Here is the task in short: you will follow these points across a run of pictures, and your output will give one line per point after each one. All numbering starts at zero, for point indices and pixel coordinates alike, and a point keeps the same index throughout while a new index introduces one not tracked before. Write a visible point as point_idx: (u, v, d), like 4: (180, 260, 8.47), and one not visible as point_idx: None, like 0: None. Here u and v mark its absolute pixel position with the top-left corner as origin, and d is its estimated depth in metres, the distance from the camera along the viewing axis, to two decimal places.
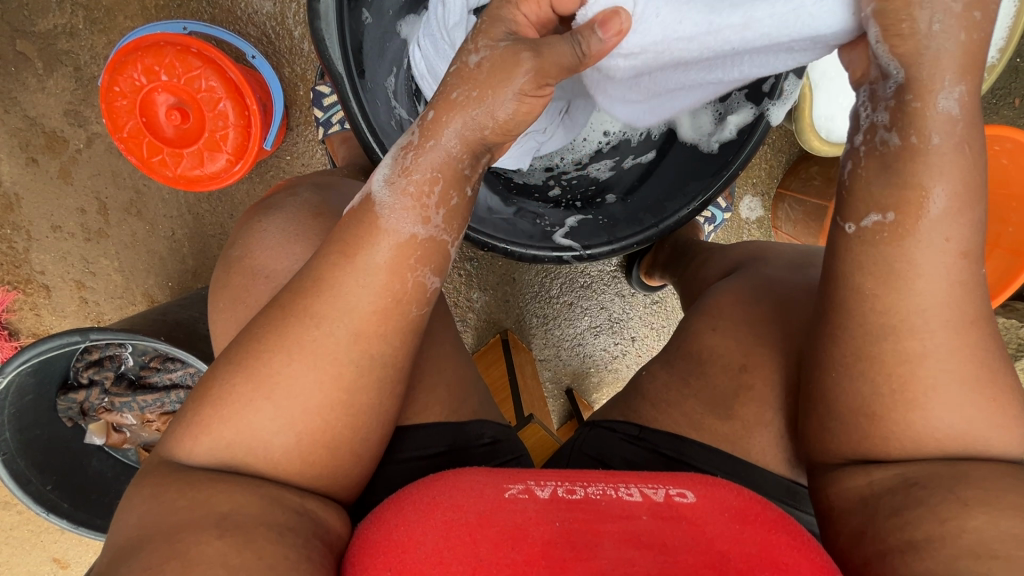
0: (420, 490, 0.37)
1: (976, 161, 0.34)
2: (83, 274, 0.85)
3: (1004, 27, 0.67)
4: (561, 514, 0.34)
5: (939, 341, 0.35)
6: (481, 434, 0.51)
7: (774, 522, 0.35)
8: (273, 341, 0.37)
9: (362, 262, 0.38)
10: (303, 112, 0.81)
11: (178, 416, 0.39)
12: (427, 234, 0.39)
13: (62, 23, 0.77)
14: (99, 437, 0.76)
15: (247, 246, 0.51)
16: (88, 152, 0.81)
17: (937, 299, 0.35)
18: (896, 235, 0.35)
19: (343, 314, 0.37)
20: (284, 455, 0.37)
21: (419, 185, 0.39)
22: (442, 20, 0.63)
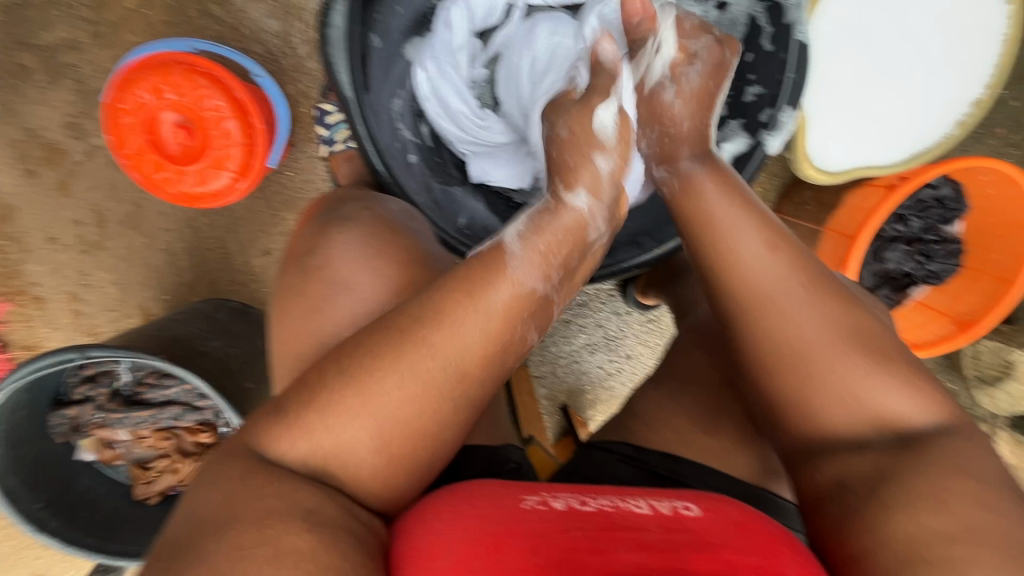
0: (440, 499, 0.40)
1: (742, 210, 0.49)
2: (77, 286, 0.84)
3: (990, 64, 0.70)
4: (576, 522, 0.37)
5: (812, 303, 0.45)
6: (508, 458, 0.53)
7: (776, 536, 0.38)
8: (387, 361, 0.41)
9: (484, 304, 0.42)
10: (306, 129, 0.82)
11: (267, 411, 0.42)
12: (543, 290, 0.45)
13: (66, 36, 0.77)
14: (90, 454, 0.76)
15: (330, 255, 0.55)
16: (88, 165, 0.81)
17: (771, 275, 0.46)
18: (710, 246, 0.49)
19: (460, 353, 0.41)
20: (372, 471, 0.41)
21: (548, 247, 0.46)
22: (448, 43, 0.71)
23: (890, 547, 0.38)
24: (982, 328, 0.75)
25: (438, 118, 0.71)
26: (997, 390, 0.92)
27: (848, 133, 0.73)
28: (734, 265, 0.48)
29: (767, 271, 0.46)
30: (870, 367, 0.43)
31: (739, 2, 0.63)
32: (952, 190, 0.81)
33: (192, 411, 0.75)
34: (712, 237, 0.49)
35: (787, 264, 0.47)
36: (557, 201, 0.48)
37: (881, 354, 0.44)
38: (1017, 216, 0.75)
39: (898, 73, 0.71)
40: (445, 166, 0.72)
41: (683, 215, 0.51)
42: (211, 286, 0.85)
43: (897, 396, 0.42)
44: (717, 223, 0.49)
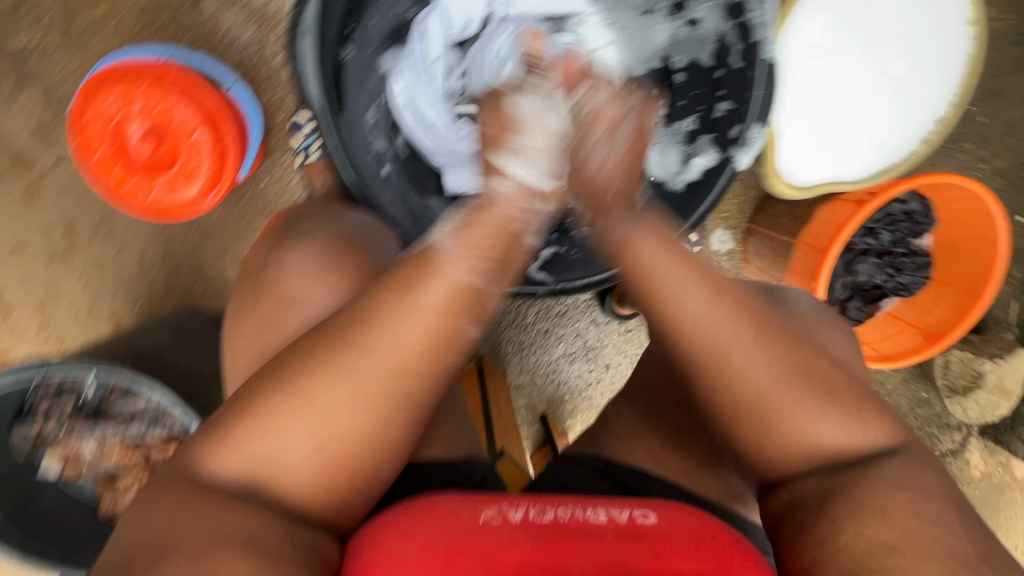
0: (395, 517, 0.40)
1: (690, 272, 0.48)
2: (44, 296, 0.82)
3: (954, 82, 0.72)
4: (532, 535, 0.38)
5: (756, 342, 0.45)
6: (474, 471, 0.53)
7: (731, 542, 0.39)
8: (321, 369, 0.40)
9: (417, 301, 0.41)
10: (282, 138, 0.81)
11: (207, 428, 0.41)
12: (478, 284, 0.44)
13: (34, 42, 0.76)
14: (54, 468, 0.73)
15: (280, 270, 0.56)
16: (56, 172, 0.79)
17: (714, 319, 0.46)
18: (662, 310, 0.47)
19: (394, 350, 0.41)
20: (310, 480, 0.40)
21: (478, 240, 0.45)
22: (423, 56, 0.71)
23: (843, 558, 0.38)
24: (948, 340, 0.77)
25: (414, 130, 0.71)
26: (966, 400, 0.94)
27: (818, 150, 0.74)
28: (685, 326, 0.46)
29: (713, 320, 0.46)
30: (807, 390, 0.44)
31: (708, 20, 0.63)
32: (920, 205, 0.83)
33: (158, 426, 0.74)
34: (663, 298, 0.47)
35: (731, 311, 0.46)
36: (485, 198, 0.48)
37: (810, 359, 0.46)
38: (980, 230, 0.77)
39: (865, 91, 0.73)
40: (423, 178, 0.71)
41: (632, 280, 0.50)
42: (183, 296, 0.84)
43: (838, 402, 0.44)
44: (660, 275, 0.48)
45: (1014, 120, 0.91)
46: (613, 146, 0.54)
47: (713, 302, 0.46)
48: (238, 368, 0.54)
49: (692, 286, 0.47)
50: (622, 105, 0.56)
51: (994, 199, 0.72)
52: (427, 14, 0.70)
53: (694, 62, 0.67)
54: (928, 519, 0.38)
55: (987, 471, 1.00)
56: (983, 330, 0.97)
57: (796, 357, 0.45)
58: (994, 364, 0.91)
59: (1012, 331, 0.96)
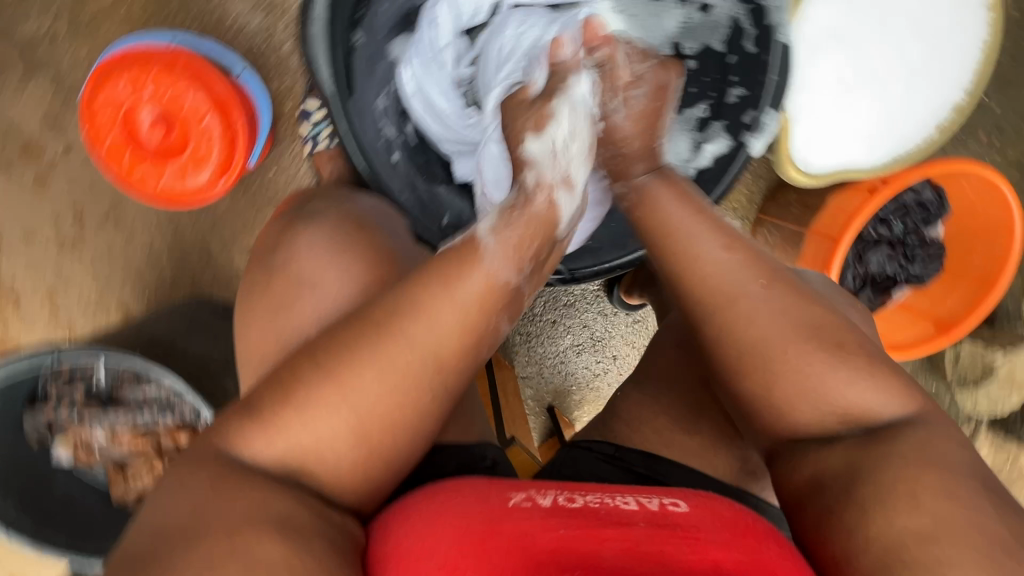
0: (424, 501, 0.40)
1: (709, 227, 0.49)
2: (55, 284, 0.82)
3: (970, 68, 0.71)
4: (564, 521, 0.37)
5: (766, 291, 0.46)
6: (485, 456, 0.53)
7: (764, 532, 0.38)
8: (365, 354, 0.41)
9: (461, 294, 0.43)
10: (290, 127, 0.81)
11: (230, 416, 0.42)
12: (515, 281, 0.45)
13: (44, 29, 0.76)
14: (66, 454, 0.74)
15: (292, 253, 0.55)
16: (66, 160, 0.79)
17: (731, 270, 0.47)
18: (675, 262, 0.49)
19: (439, 343, 0.42)
20: (349, 463, 0.40)
21: (520, 239, 0.46)
22: (432, 43, 0.70)
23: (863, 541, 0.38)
24: (959, 332, 0.77)
25: (423, 117, 0.71)
26: (976, 392, 0.95)
27: (831, 137, 0.73)
28: (699, 275, 0.47)
29: (727, 271, 0.47)
30: (823, 343, 0.44)
31: (721, 5, 0.63)
32: (935, 195, 0.81)
33: (170, 412, 0.74)
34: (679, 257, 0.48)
35: (746, 260, 0.47)
36: (524, 195, 0.49)
37: (830, 323, 0.46)
38: (995, 218, 0.76)
39: (879, 78, 0.72)
40: (431, 166, 0.72)
41: (646, 227, 0.52)
42: (193, 285, 0.84)
43: (847, 357, 0.44)
44: (676, 234, 0.49)
45: None
46: (635, 96, 0.56)
47: (730, 247, 0.48)
48: (250, 353, 0.54)
49: (709, 232, 0.49)
50: (647, 63, 0.57)
51: (1010, 186, 0.72)
52: (436, 1, 0.69)
53: (707, 48, 0.66)
54: (948, 503, 0.38)
55: (999, 465, 0.98)
56: (995, 321, 0.96)
57: (805, 309, 0.46)
58: (1005, 356, 0.92)
59: None
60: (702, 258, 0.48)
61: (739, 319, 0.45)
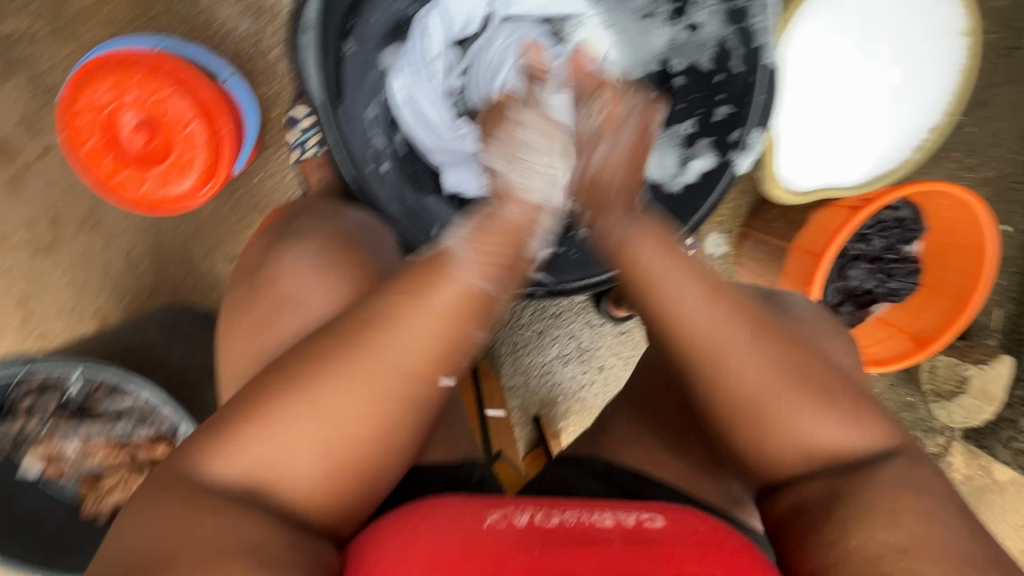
0: (398, 521, 0.39)
1: (692, 271, 0.47)
2: (27, 291, 0.80)
3: (948, 92, 0.73)
4: (540, 542, 0.37)
5: (751, 345, 0.45)
6: (472, 473, 0.52)
7: (738, 547, 0.39)
8: (333, 366, 0.40)
9: (427, 305, 0.41)
10: (277, 134, 0.80)
11: (208, 429, 0.41)
12: (489, 289, 0.43)
13: (22, 29, 0.74)
14: (36, 467, 0.72)
15: (278, 272, 0.55)
16: (42, 163, 0.77)
17: (713, 324, 0.45)
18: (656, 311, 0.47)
19: (404, 356, 0.40)
20: (317, 481, 0.39)
21: (492, 248, 0.44)
22: (424, 53, 0.71)
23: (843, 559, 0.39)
24: (935, 347, 0.78)
25: (414, 127, 0.71)
26: (951, 404, 0.95)
27: (815, 156, 0.75)
28: (684, 326, 0.46)
29: (712, 321, 0.45)
30: (809, 392, 0.44)
31: (708, 24, 0.64)
32: (912, 211, 0.84)
33: (147, 425, 0.72)
34: (660, 306, 0.47)
35: (728, 310, 0.46)
36: (499, 198, 0.47)
37: (814, 364, 0.46)
38: (969, 239, 0.78)
39: (860, 99, 0.74)
40: (421, 175, 0.71)
41: (627, 285, 0.49)
42: (173, 293, 0.82)
43: (834, 403, 0.44)
44: (661, 281, 0.47)
45: (1001, 130, 0.93)
46: (614, 143, 0.52)
47: (713, 302, 0.46)
48: (231, 367, 0.53)
49: (700, 279, 0.47)
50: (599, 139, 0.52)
51: (987, 209, 0.74)
52: (428, 11, 0.69)
53: (693, 66, 0.68)
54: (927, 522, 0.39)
55: (969, 474, 1.01)
56: (967, 335, 1.00)
57: (791, 359, 0.45)
58: (978, 369, 0.93)
59: (996, 338, 0.98)
60: (682, 310, 0.46)
61: (727, 366, 0.45)
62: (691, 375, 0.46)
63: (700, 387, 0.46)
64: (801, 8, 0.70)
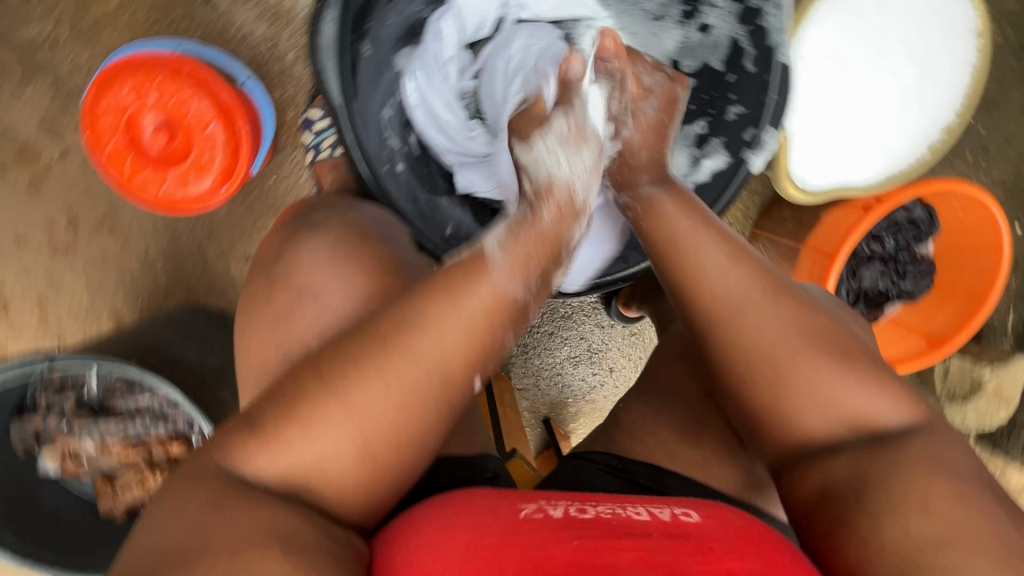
0: (432, 513, 0.39)
1: (713, 239, 0.49)
2: (46, 290, 0.81)
3: (959, 92, 0.73)
4: (577, 531, 0.37)
5: (772, 308, 0.46)
6: (485, 468, 0.52)
7: (775, 542, 0.39)
8: (372, 369, 0.40)
9: (464, 309, 0.42)
10: (291, 135, 0.81)
11: (237, 424, 0.41)
12: (522, 296, 0.45)
13: (45, 33, 0.75)
14: (53, 463, 0.72)
15: (295, 262, 0.55)
16: (62, 164, 0.78)
17: (739, 284, 0.47)
18: (685, 269, 0.49)
19: (440, 360, 0.41)
20: (347, 478, 0.40)
21: (528, 252, 0.46)
22: (438, 55, 0.71)
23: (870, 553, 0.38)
24: (951, 347, 0.78)
25: (427, 128, 0.71)
26: (966, 407, 0.96)
27: (827, 156, 0.75)
28: (706, 290, 0.48)
29: (732, 284, 0.47)
30: (831, 395, 0.44)
31: (720, 25, 0.64)
32: (925, 213, 0.83)
33: (164, 422, 0.72)
34: (686, 266, 0.49)
35: (750, 272, 0.48)
36: (534, 210, 0.49)
37: (845, 338, 0.47)
38: (986, 238, 0.78)
39: (872, 99, 0.74)
40: (432, 176, 0.72)
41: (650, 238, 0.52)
42: (188, 292, 0.83)
43: (854, 364, 0.45)
44: (684, 244, 0.50)
45: (1013, 131, 0.92)
46: (639, 113, 0.60)
47: (734, 261, 0.48)
48: (250, 362, 0.53)
49: (725, 242, 0.50)
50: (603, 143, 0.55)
51: (998, 207, 0.74)
52: (442, 14, 0.70)
53: (705, 65, 0.68)
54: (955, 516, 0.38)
55: (982, 479, 0.99)
56: (981, 338, 0.99)
57: (814, 325, 0.46)
58: (992, 372, 0.95)
59: (1009, 340, 0.97)
60: (704, 271, 0.48)
61: (745, 313, 0.46)
62: (712, 309, 0.48)
63: (716, 330, 0.47)
64: (812, 10, 0.71)
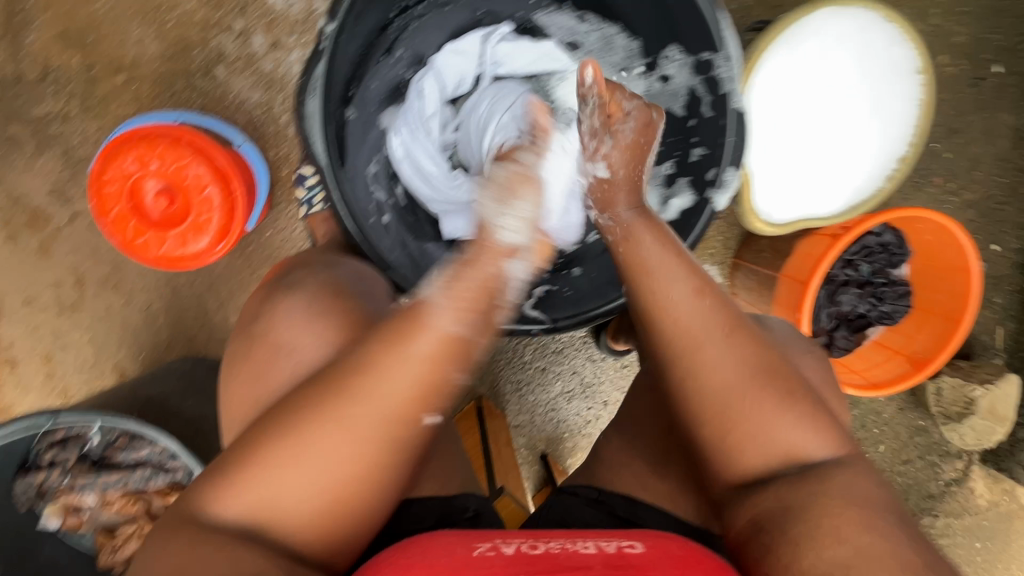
0: (395, 551, 0.41)
1: (678, 261, 0.51)
2: (52, 348, 0.84)
3: (911, 125, 0.77)
4: (524, 567, 0.38)
5: (727, 341, 0.47)
6: (466, 507, 0.54)
7: (713, 569, 0.40)
8: (313, 414, 0.43)
9: (406, 354, 0.43)
10: (286, 191, 0.86)
11: (205, 476, 0.44)
12: (465, 333, 0.44)
13: (57, 109, 0.81)
14: (54, 521, 0.73)
15: (271, 322, 0.58)
16: (70, 229, 0.83)
17: (702, 326, 0.48)
18: (648, 288, 0.50)
19: (384, 398, 0.42)
20: (302, 521, 0.42)
21: (469, 295, 0.45)
22: (420, 112, 0.76)
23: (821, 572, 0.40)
24: (933, 368, 0.80)
25: (412, 179, 0.76)
26: (962, 426, 0.94)
27: (791, 189, 0.80)
28: (667, 315, 0.49)
29: (693, 316, 0.48)
30: (782, 452, 0.46)
31: (678, 75, 0.69)
32: (894, 236, 0.86)
33: (163, 473, 0.74)
34: (648, 284, 0.50)
35: (713, 306, 0.49)
36: (476, 247, 0.47)
37: (786, 375, 0.48)
38: (953, 259, 0.80)
39: (829, 134, 0.79)
40: (419, 224, 0.76)
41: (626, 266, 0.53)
42: (188, 345, 0.86)
43: (794, 401, 0.47)
44: (654, 274, 0.51)
45: (977, 154, 0.96)
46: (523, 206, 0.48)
47: (698, 294, 0.49)
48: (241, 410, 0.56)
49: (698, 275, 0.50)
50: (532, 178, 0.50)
51: (963, 231, 0.76)
52: (424, 75, 0.76)
53: (669, 112, 0.73)
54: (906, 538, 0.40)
55: (993, 499, 1.00)
56: (973, 355, 1.00)
57: (761, 357, 0.48)
58: (985, 389, 0.92)
59: (1002, 357, 0.99)
60: (670, 300, 0.49)
61: (705, 352, 0.47)
62: (671, 346, 0.49)
63: (678, 359, 0.48)
64: (761, 57, 0.74)
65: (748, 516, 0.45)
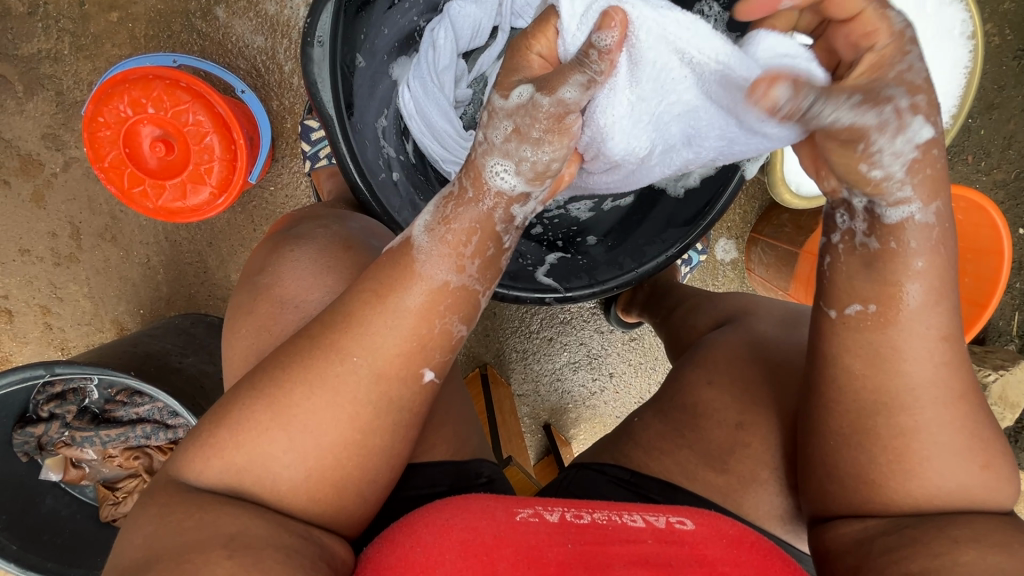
0: (431, 512, 0.39)
1: (948, 310, 0.37)
2: (49, 300, 0.82)
3: (955, 95, 0.73)
4: (572, 537, 0.37)
5: (944, 406, 0.37)
6: (480, 473, 0.52)
7: (769, 551, 0.38)
8: (298, 372, 0.40)
9: (393, 304, 0.40)
10: (289, 144, 0.81)
11: (191, 434, 0.41)
12: (460, 282, 0.41)
13: (47, 48, 0.77)
14: (55, 473, 0.73)
15: (278, 274, 0.54)
16: (64, 177, 0.80)
17: (926, 384, 0.37)
18: (879, 323, 0.37)
19: (370, 353, 0.39)
20: (290, 489, 0.39)
21: (458, 236, 0.40)
22: (433, 64, 0.70)
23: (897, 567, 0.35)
24: None
25: (423, 137, 0.70)
26: None
27: None
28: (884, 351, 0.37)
29: (926, 372, 0.37)
30: (939, 495, 0.37)
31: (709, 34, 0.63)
32: None
33: (165, 429, 0.73)
34: (890, 313, 0.37)
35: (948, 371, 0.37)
36: (462, 184, 0.41)
37: (985, 428, 0.38)
38: (983, 242, 0.78)
39: None
40: (429, 184, 0.71)
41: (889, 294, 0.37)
42: (189, 301, 0.84)
43: (974, 464, 0.38)
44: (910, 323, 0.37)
45: (1014, 131, 0.91)
46: (500, 132, 0.39)
47: (945, 349, 0.37)
48: (232, 373, 0.52)
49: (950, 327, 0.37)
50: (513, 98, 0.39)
51: (998, 211, 0.75)
52: (437, 24, 0.70)
53: None
54: (1009, 543, 0.34)
55: None
56: (987, 341, 0.98)
57: (970, 421, 0.38)
58: (998, 373, 0.90)
59: (1015, 343, 0.97)
60: (918, 339, 0.37)
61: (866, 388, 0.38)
62: (861, 397, 0.38)
63: (838, 395, 0.39)
64: None
65: (867, 529, 0.38)
